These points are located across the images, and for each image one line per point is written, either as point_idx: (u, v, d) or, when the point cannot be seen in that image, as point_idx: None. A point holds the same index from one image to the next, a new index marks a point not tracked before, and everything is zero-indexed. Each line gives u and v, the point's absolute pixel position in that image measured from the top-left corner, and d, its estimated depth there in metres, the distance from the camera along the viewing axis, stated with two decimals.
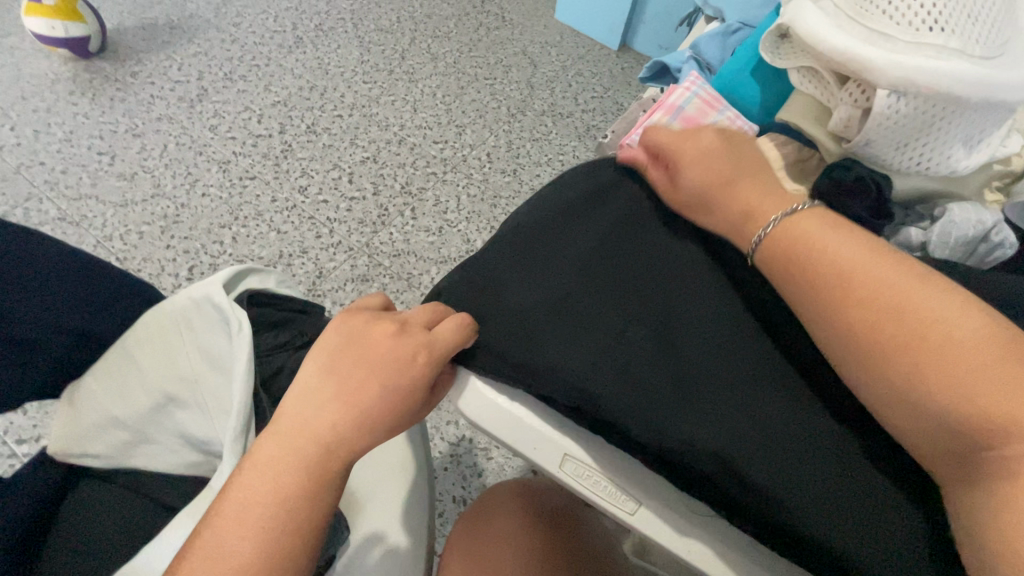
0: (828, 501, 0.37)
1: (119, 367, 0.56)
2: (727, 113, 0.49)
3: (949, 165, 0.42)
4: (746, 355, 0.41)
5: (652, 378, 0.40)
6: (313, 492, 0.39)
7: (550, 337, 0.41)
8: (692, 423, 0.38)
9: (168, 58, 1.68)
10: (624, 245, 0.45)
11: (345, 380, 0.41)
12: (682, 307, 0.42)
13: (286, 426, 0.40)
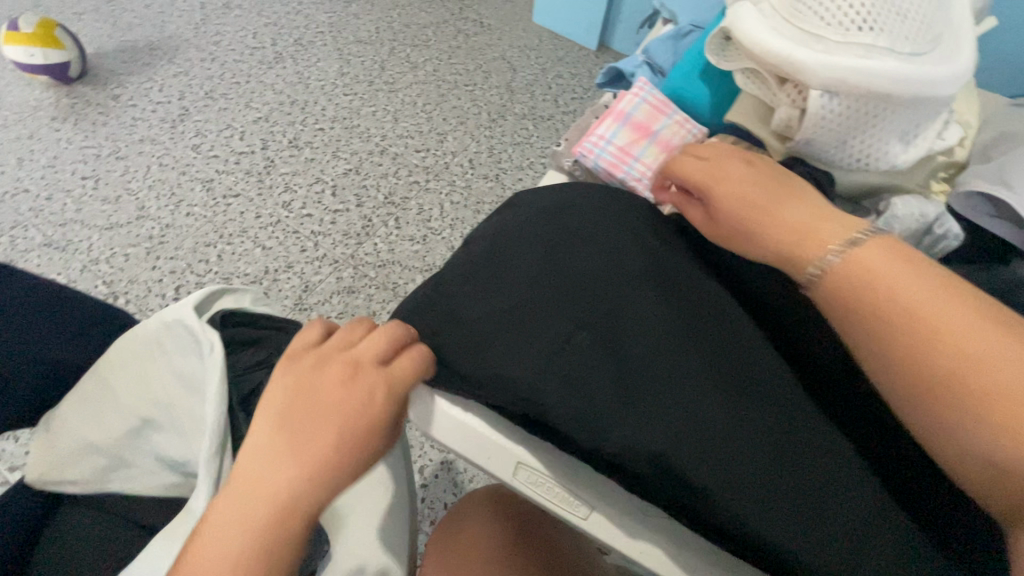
0: (769, 501, 0.37)
1: (94, 393, 0.57)
2: (675, 116, 0.53)
3: (886, 160, 0.44)
4: (684, 357, 0.42)
5: (596, 382, 0.40)
6: (274, 548, 0.38)
7: (497, 345, 0.42)
8: (636, 425, 0.38)
9: (148, 80, 1.69)
10: (566, 255, 0.46)
11: (300, 429, 0.40)
12: (623, 313, 0.43)
13: (240, 481, 0.39)
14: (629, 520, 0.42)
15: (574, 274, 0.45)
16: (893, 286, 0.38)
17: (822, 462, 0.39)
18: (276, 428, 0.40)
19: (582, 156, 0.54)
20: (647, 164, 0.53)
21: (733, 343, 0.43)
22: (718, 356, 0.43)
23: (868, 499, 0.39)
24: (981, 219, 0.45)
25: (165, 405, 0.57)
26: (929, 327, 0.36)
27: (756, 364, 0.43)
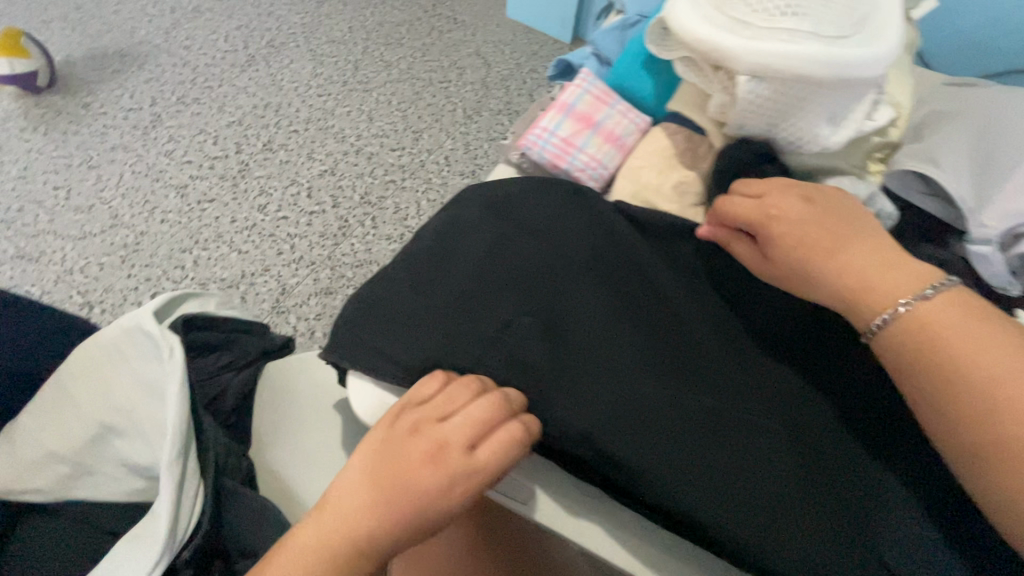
0: (704, 482, 0.42)
1: (55, 401, 0.57)
2: (617, 106, 0.59)
3: (819, 142, 0.44)
4: (621, 348, 0.47)
5: (537, 364, 0.45)
6: None
7: (440, 334, 0.46)
8: (572, 408, 0.44)
9: (119, 87, 1.67)
10: (511, 253, 0.51)
11: (388, 486, 0.40)
12: (566, 308, 0.48)
13: (319, 534, 0.38)
14: (570, 501, 0.47)
15: (526, 276, 0.49)
16: (959, 350, 0.39)
17: (754, 443, 0.44)
18: (363, 479, 0.40)
19: (528, 149, 0.60)
20: (590, 154, 0.59)
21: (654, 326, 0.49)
22: (649, 343, 0.48)
23: (801, 477, 0.43)
24: (914, 196, 0.48)
25: (128, 411, 0.57)
26: (975, 381, 0.39)
27: (679, 348, 0.49)
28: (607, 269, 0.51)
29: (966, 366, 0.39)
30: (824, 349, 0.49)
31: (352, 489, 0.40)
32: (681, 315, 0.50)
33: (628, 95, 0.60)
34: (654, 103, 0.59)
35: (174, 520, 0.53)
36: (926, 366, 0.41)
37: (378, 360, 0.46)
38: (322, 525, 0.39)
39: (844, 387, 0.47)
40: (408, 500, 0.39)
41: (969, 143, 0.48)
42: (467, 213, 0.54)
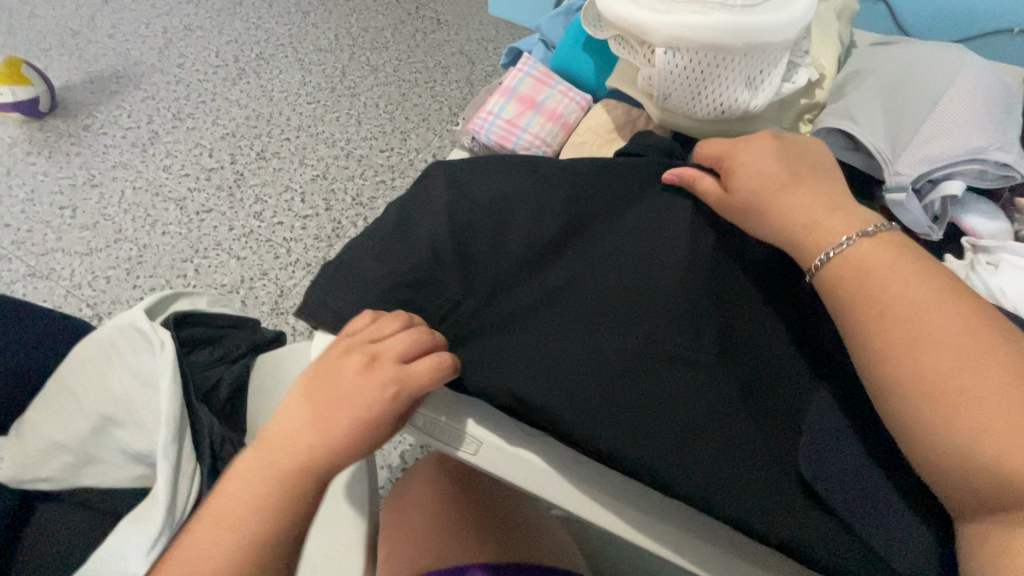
0: (620, 414, 0.45)
1: (58, 397, 0.61)
2: (557, 86, 0.62)
3: (740, 107, 0.47)
4: (555, 303, 0.49)
5: (480, 330, 0.49)
6: (282, 509, 0.41)
7: (398, 300, 0.50)
8: (505, 363, 0.47)
9: (118, 107, 1.74)
10: (457, 222, 0.52)
11: (324, 406, 0.43)
12: (506, 269, 0.51)
13: (270, 449, 0.43)
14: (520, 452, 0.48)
15: (473, 242, 0.52)
16: (888, 292, 0.39)
17: (680, 383, 0.46)
18: (304, 401, 0.44)
19: (476, 132, 0.63)
20: (534, 133, 0.62)
21: (602, 280, 0.50)
22: (591, 295, 0.49)
23: (735, 415, 0.45)
24: (838, 153, 0.50)
25: (126, 402, 0.61)
26: (904, 320, 0.38)
27: (622, 294, 0.49)
28: (558, 229, 0.52)
29: (890, 305, 0.39)
30: (772, 288, 0.49)
31: (294, 417, 0.44)
32: (627, 265, 0.50)
33: (572, 75, 0.63)
34: (597, 80, 0.62)
35: (171, 501, 0.56)
36: (856, 305, 0.40)
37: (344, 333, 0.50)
38: (269, 443, 0.43)
39: (793, 332, 0.48)
40: (343, 417, 0.43)
41: (887, 97, 0.49)
42: (423, 190, 0.56)
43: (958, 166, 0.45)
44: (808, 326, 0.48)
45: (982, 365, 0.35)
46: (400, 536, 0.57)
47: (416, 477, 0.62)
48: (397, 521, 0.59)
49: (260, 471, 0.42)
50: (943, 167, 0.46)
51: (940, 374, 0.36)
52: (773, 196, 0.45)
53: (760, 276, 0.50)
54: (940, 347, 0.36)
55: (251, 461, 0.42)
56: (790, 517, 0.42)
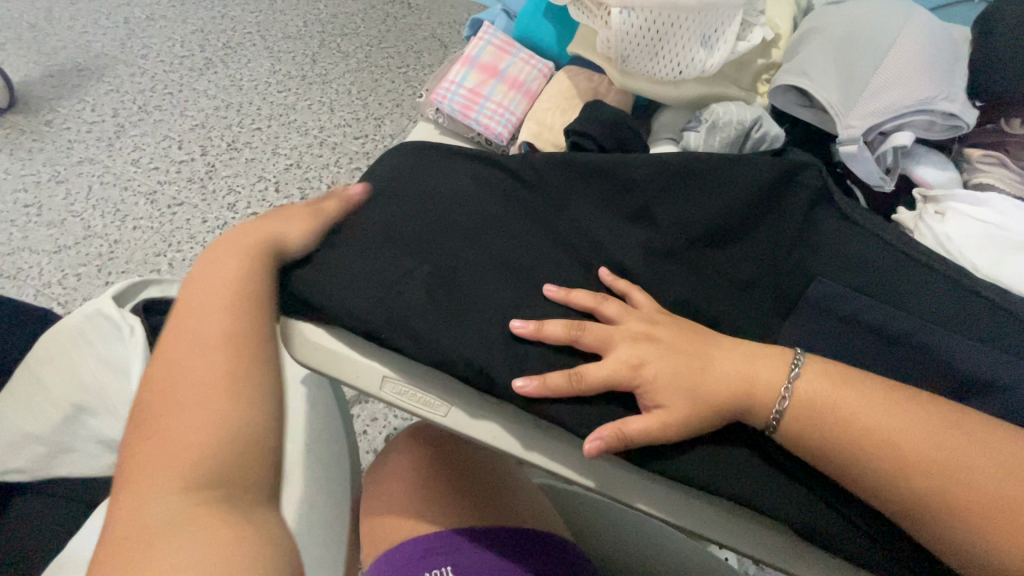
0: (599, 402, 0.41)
1: (27, 388, 0.60)
2: (519, 54, 0.61)
3: (697, 66, 0.48)
4: (512, 253, 0.44)
5: (423, 310, 0.41)
6: (241, 324, 0.39)
7: (342, 271, 0.42)
8: (460, 335, 0.40)
9: (81, 101, 1.69)
10: (411, 180, 0.48)
11: (259, 223, 0.44)
12: (460, 221, 0.45)
13: (173, 393, 0.36)
14: (489, 419, 0.41)
15: (422, 207, 0.46)
16: (851, 412, 0.37)
17: (665, 362, 0.39)
18: (181, 325, 0.39)
19: (439, 103, 0.60)
20: (497, 101, 0.60)
21: (573, 243, 0.45)
22: (549, 267, 0.44)
23: (717, 388, 0.39)
24: (795, 111, 0.51)
25: (97, 390, 0.61)
26: (882, 440, 0.36)
27: (587, 260, 0.44)
28: (509, 186, 0.47)
29: (867, 422, 0.37)
30: (762, 227, 0.44)
31: (219, 245, 0.43)
32: (597, 216, 0.45)
33: (533, 44, 0.63)
34: (559, 48, 0.62)
35: None
36: (831, 436, 0.37)
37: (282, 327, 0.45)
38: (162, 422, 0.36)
39: (775, 274, 0.44)
40: (238, 321, 0.39)
41: (839, 52, 0.49)
42: None
43: (908, 116, 0.46)
44: (781, 282, 0.44)
45: (942, 434, 0.36)
46: (388, 517, 0.56)
47: (397, 454, 0.62)
48: (381, 500, 0.58)
49: (190, 412, 0.35)
50: (894, 117, 0.46)
51: (934, 471, 0.35)
52: (698, 378, 0.39)
53: (749, 213, 0.44)
54: (929, 450, 0.36)
55: (170, 415, 0.35)
56: (747, 478, 0.41)
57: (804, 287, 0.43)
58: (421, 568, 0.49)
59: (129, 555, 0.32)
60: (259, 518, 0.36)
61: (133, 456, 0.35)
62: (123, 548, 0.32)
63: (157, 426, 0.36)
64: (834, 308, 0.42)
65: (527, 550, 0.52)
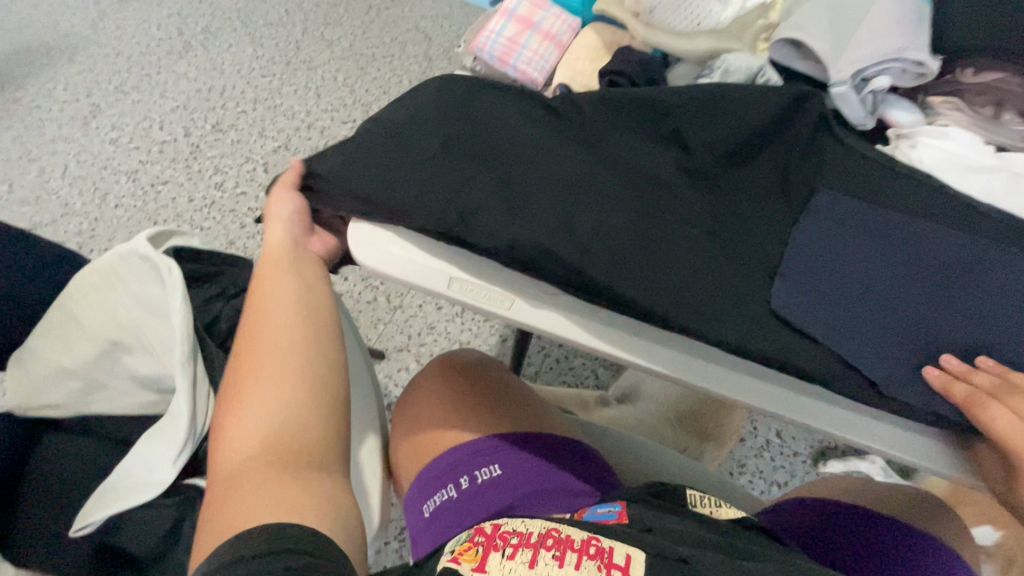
0: (648, 277, 0.46)
1: (60, 322, 0.61)
2: (551, 11, 0.71)
3: (714, 19, 0.60)
4: (565, 162, 0.49)
5: (493, 206, 0.46)
6: (297, 294, 0.50)
7: (414, 181, 0.47)
8: (524, 229, 0.45)
9: (51, 79, 1.63)
10: (462, 109, 0.52)
11: (432, 384, 0.65)
12: (516, 142, 0.50)
13: (256, 370, 0.46)
14: (545, 308, 0.47)
15: (466, 137, 0.50)
16: None
17: (687, 253, 0.47)
18: (258, 315, 0.49)
19: (480, 49, 0.70)
20: (532, 50, 0.69)
21: (620, 154, 0.50)
22: (596, 179, 0.49)
23: (732, 278, 0.47)
24: (793, 63, 0.59)
25: (132, 327, 0.61)
26: None
27: (630, 177, 0.49)
28: (550, 118, 0.52)
29: None
30: (772, 151, 0.52)
31: (279, 212, 0.52)
32: (636, 143, 0.51)
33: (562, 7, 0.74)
34: (584, 8, 0.73)
35: (193, 416, 0.58)
36: None
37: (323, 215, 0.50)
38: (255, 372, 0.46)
39: (791, 193, 0.51)
40: (304, 315, 0.49)
41: (831, 11, 0.57)
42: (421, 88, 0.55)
43: (887, 62, 0.55)
44: (791, 195, 0.51)
45: None
46: (427, 435, 0.61)
47: (428, 381, 0.66)
48: (416, 425, 0.62)
49: (266, 384, 0.45)
50: (876, 63, 0.55)
51: None
52: None
53: (760, 137, 0.51)
54: None
55: (253, 393, 0.45)
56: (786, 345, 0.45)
57: (809, 196, 0.51)
58: (469, 468, 0.57)
59: (239, 489, 0.40)
60: (322, 484, 0.43)
61: (227, 410, 0.45)
62: (223, 480, 0.42)
63: (243, 389, 0.45)
64: (841, 211, 0.50)
65: (560, 453, 0.58)
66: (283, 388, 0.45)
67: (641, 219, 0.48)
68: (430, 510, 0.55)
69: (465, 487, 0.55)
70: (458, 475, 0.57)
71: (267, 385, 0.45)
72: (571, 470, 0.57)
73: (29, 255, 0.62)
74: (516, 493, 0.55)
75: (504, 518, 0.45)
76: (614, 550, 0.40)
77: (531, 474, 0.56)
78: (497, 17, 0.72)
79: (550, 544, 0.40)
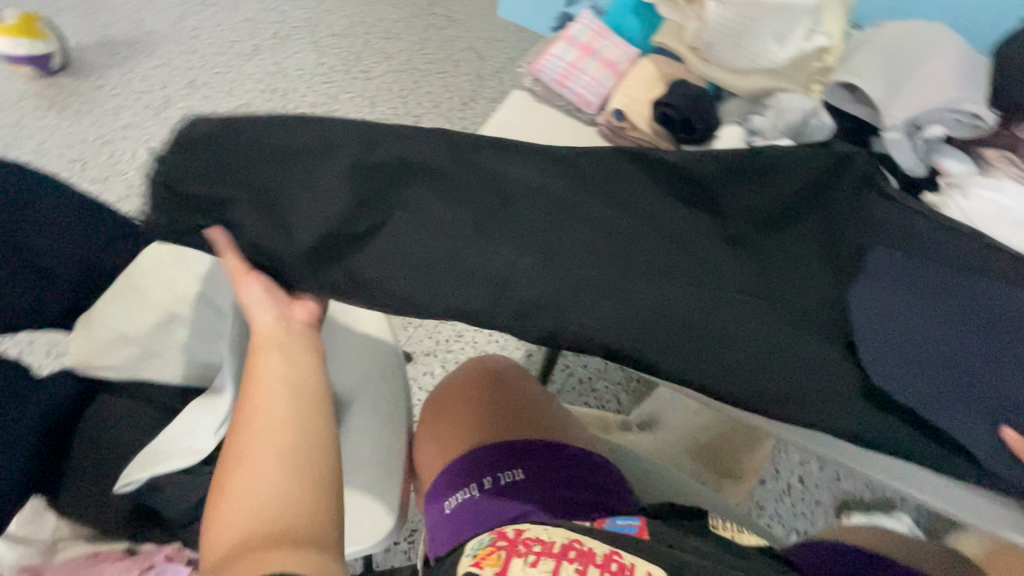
0: (707, 363, 0.45)
1: (126, 292, 0.65)
2: (611, 40, 0.79)
3: (769, 59, 0.65)
4: (602, 237, 0.48)
5: (547, 282, 0.45)
6: (281, 366, 0.48)
7: (461, 246, 0.46)
8: (584, 316, 0.44)
9: (130, 71, 1.76)
10: (480, 167, 0.49)
11: (453, 405, 0.66)
12: (550, 208, 0.48)
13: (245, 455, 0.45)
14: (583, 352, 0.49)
15: (499, 189, 0.49)
16: None
17: (739, 323, 0.46)
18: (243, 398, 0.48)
19: (542, 72, 0.76)
20: (591, 76, 0.76)
21: (670, 218, 0.50)
22: (645, 248, 0.48)
23: (791, 355, 0.46)
24: (846, 106, 0.64)
25: (188, 300, 0.66)
26: None
27: (684, 251, 0.49)
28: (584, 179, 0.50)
29: None
30: (822, 207, 0.52)
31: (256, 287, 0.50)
32: (680, 218, 0.50)
33: (623, 34, 0.80)
34: (644, 40, 0.79)
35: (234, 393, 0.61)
36: None
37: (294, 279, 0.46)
38: (240, 464, 0.45)
39: (832, 249, 0.52)
40: (291, 390, 0.48)
41: (884, 64, 0.62)
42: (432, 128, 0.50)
43: (940, 112, 0.58)
44: (835, 248, 0.52)
45: None
46: (455, 446, 0.62)
47: (455, 386, 0.68)
48: (443, 437, 0.63)
49: (262, 474, 0.44)
50: (928, 114, 0.58)
51: None
52: None
53: (806, 192, 0.52)
54: None
55: (243, 484, 0.44)
56: (841, 416, 0.45)
57: (862, 255, 0.51)
58: (492, 470, 0.58)
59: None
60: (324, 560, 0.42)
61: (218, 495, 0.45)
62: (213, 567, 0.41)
63: (232, 478, 0.45)
64: (899, 273, 0.49)
65: (581, 468, 0.59)
66: (270, 477, 0.44)
67: (695, 286, 0.47)
68: (450, 508, 0.57)
69: (488, 488, 0.57)
70: (481, 475, 0.58)
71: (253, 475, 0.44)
72: (590, 482, 0.58)
73: None
74: (537, 500, 0.56)
75: (528, 525, 0.47)
76: (635, 567, 0.40)
77: (551, 483, 0.58)
78: (560, 42, 0.79)
79: (573, 556, 0.41)
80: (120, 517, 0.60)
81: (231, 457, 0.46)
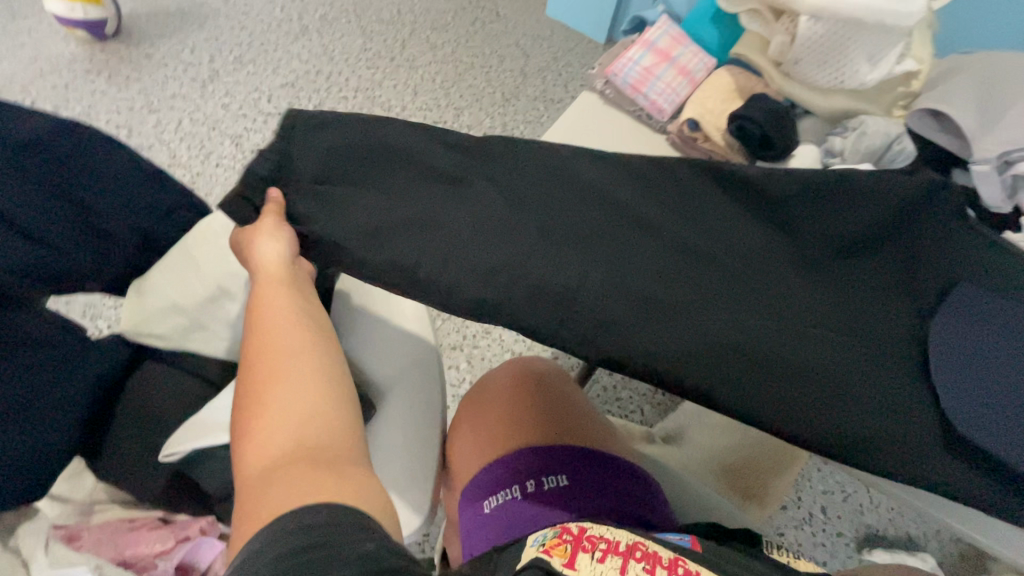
0: (766, 385, 0.45)
1: (180, 263, 0.66)
2: (689, 48, 0.79)
3: (859, 79, 0.68)
4: (664, 251, 0.48)
5: (616, 301, 0.46)
6: (291, 303, 0.50)
7: (536, 255, 0.47)
8: (647, 334, 0.45)
9: (180, 42, 1.77)
10: (554, 170, 0.51)
11: (494, 399, 0.65)
12: (618, 219, 0.49)
13: (276, 374, 0.45)
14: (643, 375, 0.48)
15: (576, 202, 0.50)
16: None
17: (812, 352, 0.46)
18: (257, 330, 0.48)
19: (616, 75, 0.76)
20: (667, 82, 0.77)
21: (738, 232, 0.49)
22: (710, 264, 0.48)
23: (860, 388, 0.46)
24: (932, 134, 0.64)
25: (240, 276, 0.65)
26: None
27: (746, 263, 0.48)
28: (653, 186, 0.51)
29: None
30: (900, 234, 0.49)
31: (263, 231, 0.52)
32: (751, 233, 0.49)
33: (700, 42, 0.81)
34: (721, 49, 0.80)
35: None
36: None
37: (351, 250, 0.52)
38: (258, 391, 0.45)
39: (920, 283, 0.49)
40: (302, 322, 0.49)
41: (978, 91, 0.62)
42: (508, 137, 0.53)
43: None
44: (922, 282, 0.49)
45: None
46: (495, 449, 0.61)
47: (498, 386, 0.67)
48: (483, 435, 0.63)
49: (282, 396, 0.44)
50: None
51: None
52: None
53: (887, 219, 0.49)
54: None
55: (269, 405, 0.43)
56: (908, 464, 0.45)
57: (946, 289, 0.48)
58: (535, 474, 0.58)
59: (272, 490, 0.39)
60: (355, 475, 0.41)
61: (246, 416, 0.44)
62: (254, 479, 0.40)
63: (254, 405, 0.44)
64: (975, 314, 0.47)
65: (620, 479, 0.58)
66: (293, 398, 0.44)
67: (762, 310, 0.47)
68: (490, 507, 0.56)
69: (530, 491, 0.56)
70: (524, 478, 0.57)
71: (274, 397, 0.44)
72: (631, 492, 0.58)
73: (169, 195, 0.68)
74: (579, 507, 0.55)
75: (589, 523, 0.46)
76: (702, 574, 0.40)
77: (594, 491, 0.57)
78: (638, 45, 0.79)
79: (639, 555, 0.42)
80: (154, 488, 0.60)
81: (247, 387, 0.45)
